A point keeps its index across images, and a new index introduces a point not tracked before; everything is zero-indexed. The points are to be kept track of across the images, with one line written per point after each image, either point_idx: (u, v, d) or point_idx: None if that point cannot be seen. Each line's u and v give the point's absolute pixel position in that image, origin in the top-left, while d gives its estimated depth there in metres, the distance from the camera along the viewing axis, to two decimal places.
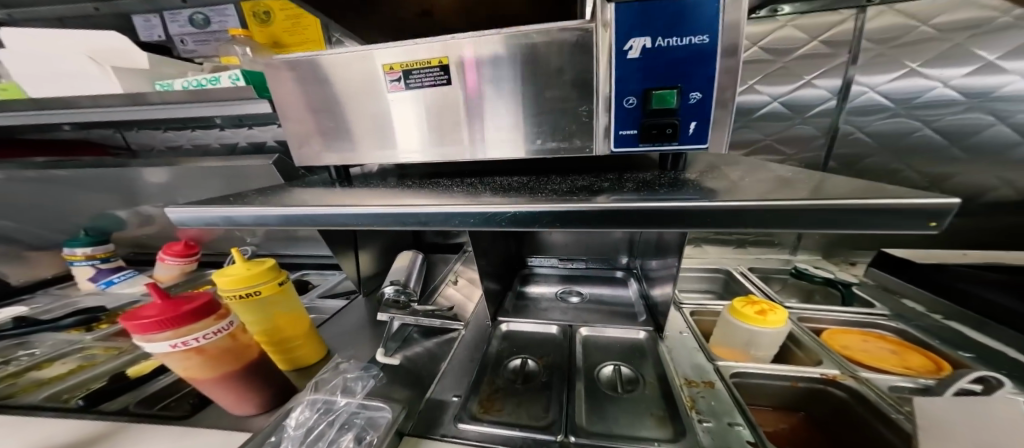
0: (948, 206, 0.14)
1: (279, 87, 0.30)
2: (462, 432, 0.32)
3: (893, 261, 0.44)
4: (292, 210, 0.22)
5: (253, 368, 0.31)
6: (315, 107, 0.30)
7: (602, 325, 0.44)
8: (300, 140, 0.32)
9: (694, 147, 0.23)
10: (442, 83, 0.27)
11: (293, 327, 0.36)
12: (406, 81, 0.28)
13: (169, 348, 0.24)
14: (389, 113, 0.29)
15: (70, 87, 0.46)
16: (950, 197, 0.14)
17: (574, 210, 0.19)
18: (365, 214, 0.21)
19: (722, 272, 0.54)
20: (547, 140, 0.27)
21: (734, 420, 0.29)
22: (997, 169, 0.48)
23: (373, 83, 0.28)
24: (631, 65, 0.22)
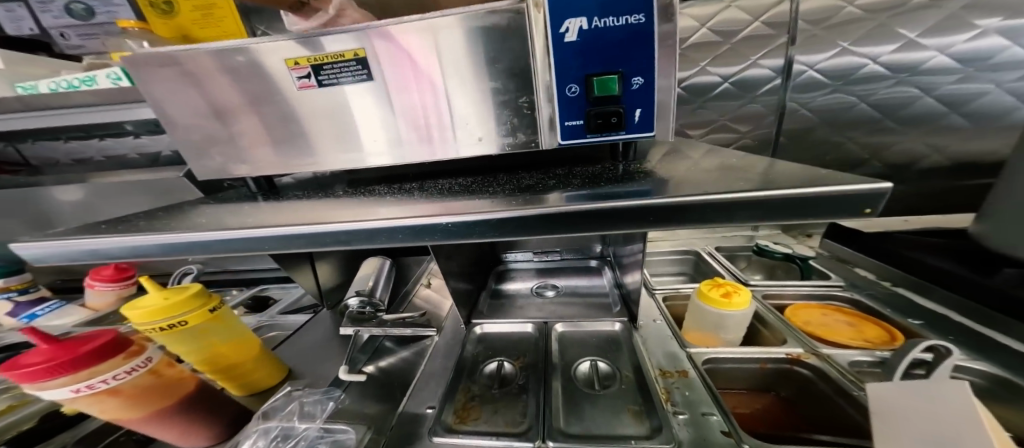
0: (879, 192, 0.14)
1: (157, 89, 0.26)
2: (439, 446, 0.30)
3: (846, 231, 0.46)
4: (187, 236, 0.19)
5: (193, 403, 0.27)
6: (213, 111, 0.27)
7: (577, 320, 0.44)
8: (198, 149, 0.29)
9: (642, 135, 0.22)
10: (363, 79, 0.24)
11: (240, 353, 0.32)
12: (317, 77, 0.25)
13: (71, 393, 0.20)
14: (301, 114, 0.26)
15: None
16: (882, 181, 0.13)
17: (518, 216, 0.16)
18: (283, 236, 0.18)
19: (692, 254, 0.54)
20: (489, 136, 0.25)
21: (709, 409, 0.29)
22: (927, 136, 0.51)
23: (277, 81, 0.25)
24: (569, 50, 0.19)
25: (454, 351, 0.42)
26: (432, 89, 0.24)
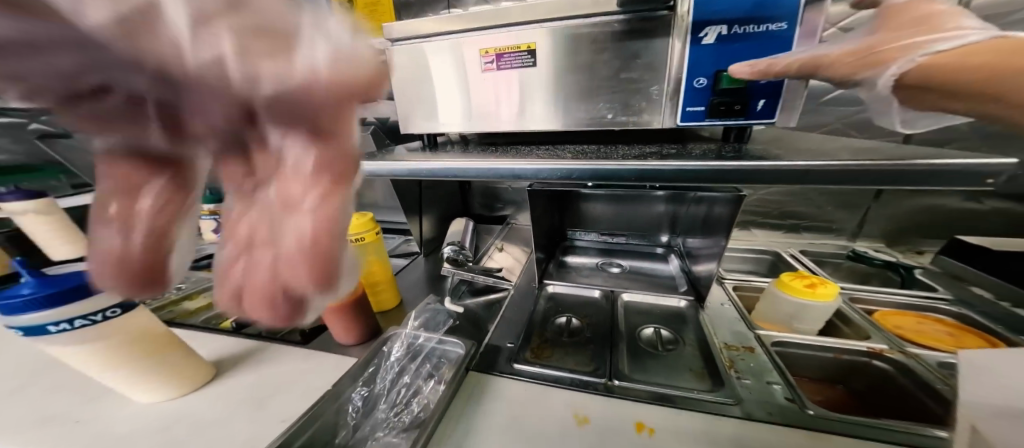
0: (1002, 167, 0.18)
1: (397, 66, 0.35)
2: (519, 370, 0.36)
3: (966, 248, 0.42)
4: (416, 165, 0.29)
5: (361, 302, 0.37)
6: (422, 82, 0.35)
7: (642, 293, 0.48)
8: (406, 110, 0.37)
9: (762, 121, 0.25)
10: (528, 66, 0.31)
11: (380, 273, 0.44)
12: (498, 63, 0.32)
13: None
14: (483, 90, 0.33)
15: None
16: (1007, 160, 0.18)
17: (652, 168, 0.24)
18: (475, 168, 0.28)
19: (770, 254, 0.54)
20: (617, 115, 0.30)
21: (773, 379, 0.32)
22: None
23: (468, 65, 0.32)
24: (705, 50, 0.25)
25: (529, 300, 0.50)
26: (508, 89, 0.32)
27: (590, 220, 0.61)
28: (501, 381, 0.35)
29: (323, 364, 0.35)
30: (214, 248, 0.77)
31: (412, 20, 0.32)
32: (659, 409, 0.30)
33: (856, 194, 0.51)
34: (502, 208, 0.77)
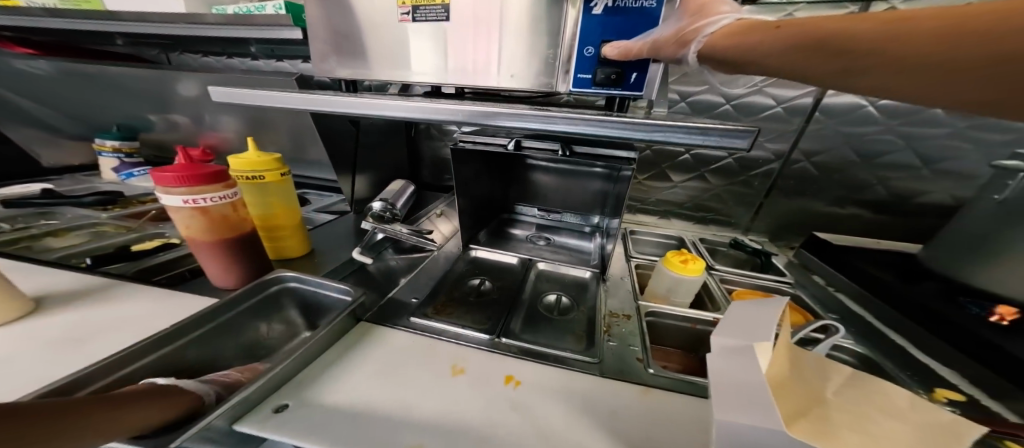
0: (748, 132, 0.21)
1: (314, 10, 0.38)
2: (415, 323, 0.37)
3: (817, 243, 0.50)
4: (307, 100, 0.33)
5: (248, 244, 0.34)
6: (342, 29, 0.38)
7: (558, 263, 0.51)
8: (322, 55, 0.40)
9: (634, 94, 0.29)
10: (443, 20, 0.33)
11: (284, 218, 0.41)
12: (414, 15, 0.34)
13: (182, 202, 0.29)
14: (403, 41, 0.36)
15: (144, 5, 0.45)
16: (748, 126, 0.21)
17: (534, 121, 0.27)
18: (380, 107, 0.30)
19: (677, 240, 0.59)
20: (519, 75, 0.32)
21: (633, 342, 0.36)
22: None
23: (389, 15, 0.35)
24: (594, 19, 0.28)
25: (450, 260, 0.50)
26: (487, 41, 0.32)
27: (537, 196, 0.62)
28: (392, 332, 0.35)
29: (187, 305, 0.33)
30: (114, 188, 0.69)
31: None
32: (531, 364, 0.33)
33: (751, 193, 0.57)
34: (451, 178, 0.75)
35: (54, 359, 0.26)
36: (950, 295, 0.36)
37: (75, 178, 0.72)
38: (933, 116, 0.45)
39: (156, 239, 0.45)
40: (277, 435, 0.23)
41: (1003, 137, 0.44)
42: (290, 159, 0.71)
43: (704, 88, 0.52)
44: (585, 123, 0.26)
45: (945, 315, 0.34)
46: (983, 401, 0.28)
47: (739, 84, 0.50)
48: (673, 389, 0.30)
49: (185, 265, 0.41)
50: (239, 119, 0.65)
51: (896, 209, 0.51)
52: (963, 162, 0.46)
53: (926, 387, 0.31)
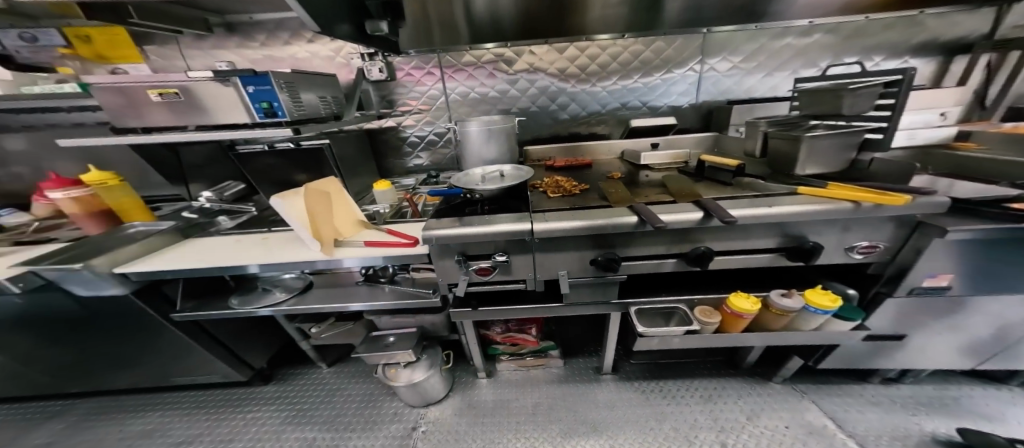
0: (525, 176, 1.10)
1: (471, 132, 1.30)
2: (417, 219, 1.19)
3: (629, 173, 1.31)
4: (467, 147, 1.34)
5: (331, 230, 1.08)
6: (472, 143, 1.32)
7: (482, 174, 1.21)
8: (466, 132, 1.30)
9: (516, 167, 1.21)
10: (490, 137, 1.31)
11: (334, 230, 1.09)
12: (480, 129, 1.29)
13: (346, 249, 1.05)
14: (473, 137, 1.31)
15: (209, 110, 1.12)
16: (524, 176, 1.10)
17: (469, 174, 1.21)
18: (481, 151, 1.33)
19: (561, 180, 1.25)
20: (503, 157, 1.35)
21: (541, 196, 1.13)
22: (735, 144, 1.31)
23: (477, 135, 1.30)
24: (492, 137, 1.30)
25: (451, 194, 1.16)
26: (478, 140, 1.31)
27: (489, 160, 1.35)
28: (396, 223, 1.18)
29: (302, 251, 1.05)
30: (374, 126, 1.73)
31: (480, 120, 1.29)
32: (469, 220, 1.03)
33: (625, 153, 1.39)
34: (438, 177, 1.63)
35: (289, 252, 1.05)
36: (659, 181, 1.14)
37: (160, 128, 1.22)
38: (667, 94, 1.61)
39: (398, 184, 1.70)
40: (350, 257, 1.01)
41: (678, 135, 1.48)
42: (407, 142, 1.79)
43: (506, 124, 1.31)
44: (487, 140, 1.31)
45: (642, 188, 1.10)
46: (656, 187, 1.09)
47: (516, 169, 1.18)
48: (512, 215, 0.98)
49: (407, 184, 1.69)
50: (435, 111, 1.72)
51: (657, 152, 1.36)
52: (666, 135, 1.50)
53: (646, 188, 1.09)
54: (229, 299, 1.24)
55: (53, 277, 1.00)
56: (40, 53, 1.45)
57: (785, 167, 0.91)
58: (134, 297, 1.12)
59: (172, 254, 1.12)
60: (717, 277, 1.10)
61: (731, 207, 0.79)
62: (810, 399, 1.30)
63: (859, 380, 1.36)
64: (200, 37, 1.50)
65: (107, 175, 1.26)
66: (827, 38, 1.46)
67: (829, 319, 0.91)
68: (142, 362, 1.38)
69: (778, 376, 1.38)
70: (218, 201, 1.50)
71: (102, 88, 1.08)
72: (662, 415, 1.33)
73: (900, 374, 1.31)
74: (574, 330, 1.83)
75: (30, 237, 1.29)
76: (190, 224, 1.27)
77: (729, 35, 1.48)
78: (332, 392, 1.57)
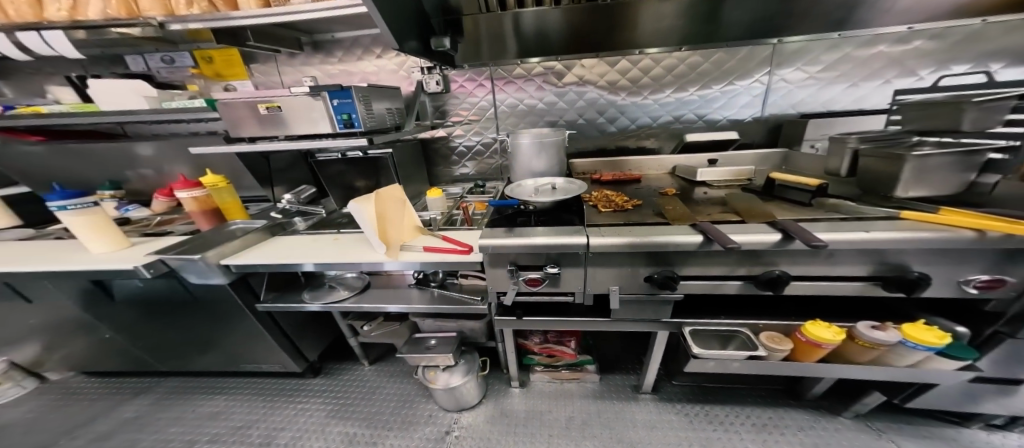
0: (580, 189, 1.12)
1: (523, 143, 1.32)
2: (470, 227, 1.23)
3: (686, 188, 1.27)
4: (517, 157, 1.37)
5: (396, 233, 1.15)
6: (523, 155, 1.35)
7: (533, 183, 1.26)
8: (518, 143, 1.34)
9: (568, 182, 1.23)
10: (540, 149, 1.32)
11: (399, 233, 1.16)
12: (531, 140, 1.31)
13: (408, 252, 1.11)
14: (523, 147, 1.33)
15: (299, 120, 1.29)
16: (578, 190, 1.12)
17: (520, 184, 1.26)
18: (531, 162, 1.35)
19: (614, 194, 1.25)
20: (553, 168, 1.36)
21: (593, 209, 1.13)
22: (810, 164, 1.22)
23: (528, 146, 1.32)
24: (543, 149, 1.32)
25: (505, 205, 1.18)
26: (528, 151, 1.33)
27: (538, 170, 1.36)
28: (449, 229, 1.23)
29: (364, 252, 1.12)
30: (428, 135, 1.84)
31: (531, 131, 1.32)
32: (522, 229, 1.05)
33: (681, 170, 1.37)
34: (484, 188, 1.68)
35: (353, 251, 1.13)
36: (720, 198, 1.09)
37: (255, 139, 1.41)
38: (724, 108, 1.57)
39: (447, 192, 1.78)
40: (407, 260, 1.06)
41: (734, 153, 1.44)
42: (457, 153, 1.88)
43: (556, 135, 1.32)
44: (537, 151, 1.33)
45: (702, 204, 1.06)
46: (717, 202, 1.06)
47: (570, 184, 1.20)
48: (565, 227, 0.98)
49: (456, 192, 1.76)
50: (484, 121, 1.78)
51: (715, 168, 1.31)
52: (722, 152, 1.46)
53: (705, 203, 1.06)
54: (302, 293, 1.36)
55: (175, 265, 1.16)
56: (177, 73, 1.80)
57: (879, 187, 0.84)
58: (232, 288, 1.25)
59: (267, 248, 1.24)
60: (786, 303, 1.01)
61: (820, 231, 0.74)
62: (889, 441, 1.15)
63: (953, 423, 1.18)
64: (292, 55, 1.73)
65: (219, 178, 1.47)
66: (930, 45, 1.31)
67: (931, 357, 0.80)
68: (217, 344, 1.52)
69: (847, 413, 1.24)
70: (296, 203, 1.66)
71: (223, 104, 1.29)
72: (707, 440, 1.23)
73: (1007, 420, 1.12)
74: (611, 346, 1.76)
75: (152, 229, 1.55)
76: (276, 224, 1.41)
77: (797, 44, 1.40)
78: (373, 390, 1.63)
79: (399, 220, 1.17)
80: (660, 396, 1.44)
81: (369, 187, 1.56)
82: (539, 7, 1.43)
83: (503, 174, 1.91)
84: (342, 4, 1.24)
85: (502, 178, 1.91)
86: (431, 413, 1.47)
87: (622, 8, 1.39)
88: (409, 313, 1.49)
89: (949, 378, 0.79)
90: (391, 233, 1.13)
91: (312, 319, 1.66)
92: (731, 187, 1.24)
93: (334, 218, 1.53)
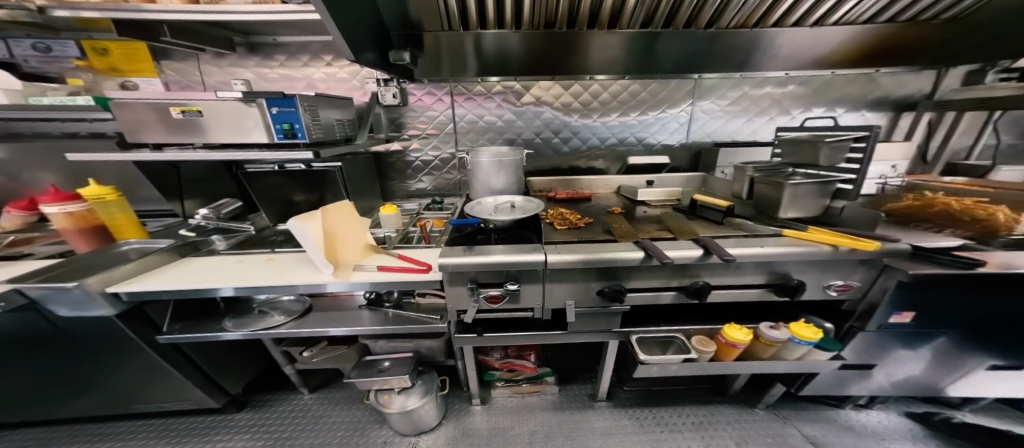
0: (538, 207, 1.19)
1: (482, 162, 1.37)
2: (429, 245, 1.21)
3: (628, 207, 1.42)
4: (477, 175, 1.40)
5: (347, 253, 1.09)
6: (482, 173, 1.39)
7: (493, 201, 1.30)
8: (477, 162, 1.38)
9: (524, 200, 1.30)
10: (499, 168, 1.38)
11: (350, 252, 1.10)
12: (489, 159, 1.36)
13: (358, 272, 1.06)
14: (482, 166, 1.38)
15: (228, 127, 1.16)
16: (536, 209, 1.18)
17: (479, 203, 1.29)
18: (489, 180, 1.40)
19: (567, 212, 1.34)
20: (511, 186, 1.42)
21: (549, 227, 1.21)
22: (721, 186, 1.46)
23: (488, 165, 1.37)
24: (501, 167, 1.38)
25: (465, 223, 1.20)
26: (487, 171, 1.38)
27: (497, 188, 1.41)
28: (408, 247, 1.21)
29: (311, 274, 1.04)
30: (382, 149, 1.79)
31: (490, 150, 1.37)
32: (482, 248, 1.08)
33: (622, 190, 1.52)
34: (443, 205, 1.67)
35: (298, 274, 1.04)
36: (656, 217, 1.25)
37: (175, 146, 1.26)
38: (657, 133, 1.79)
39: (403, 208, 1.74)
40: (360, 280, 1.02)
41: (666, 175, 1.66)
42: (413, 167, 1.85)
43: (515, 154, 1.38)
44: (496, 170, 1.38)
45: (643, 222, 1.20)
46: (653, 221, 1.21)
47: (527, 202, 1.27)
48: (524, 245, 1.03)
49: (413, 208, 1.72)
50: (441, 136, 1.79)
51: (651, 190, 1.49)
52: (657, 174, 1.67)
53: (644, 222, 1.20)
54: (223, 321, 1.17)
55: (36, 295, 0.95)
56: (54, 63, 1.49)
57: (768, 209, 1.04)
58: (119, 318, 1.05)
59: (170, 273, 1.07)
60: (709, 308, 1.19)
61: (728, 246, 0.89)
62: (792, 425, 1.39)
63: (834, 405, 1.45)
64: (220, 55, 1.56)
65: (109, 190, 1.23)
66: (800, 89, 1.66)
67: (812, 349, 1.00)
68: (99, 389, 1.25)
69: (762, 402, 1.46)
70: (214, 220, 1.42)
71: (114, 104, 1.13)
72: (656, 442, 1.36)
73: (868, 399, 1.42)
74: (568, 357, 1.85)
75: (7, 254, 1.23)
76: (187, 242, 1.23)
77: (713, 82, 1.67)
78: (314, 421, 1.48)
79: (351, 239, 1.12)
80: (613, 401, 1.56)
81: (313, 201, 1.46)
82: (500, 30, 1.48)
83: (460, 189, 1.92)
84: (292, 9, 1.18)
85: (459, 194, 1.93)
86: (386, 439, 1.39)
87: (576, 37, 1.51)
88: (359, 335, 1.41)
89: (825, 366, 0.99)
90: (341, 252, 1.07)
91: (237, 345, 1.44)
92: (664, 206, 1.43)
93: (266, 236, 1.39)
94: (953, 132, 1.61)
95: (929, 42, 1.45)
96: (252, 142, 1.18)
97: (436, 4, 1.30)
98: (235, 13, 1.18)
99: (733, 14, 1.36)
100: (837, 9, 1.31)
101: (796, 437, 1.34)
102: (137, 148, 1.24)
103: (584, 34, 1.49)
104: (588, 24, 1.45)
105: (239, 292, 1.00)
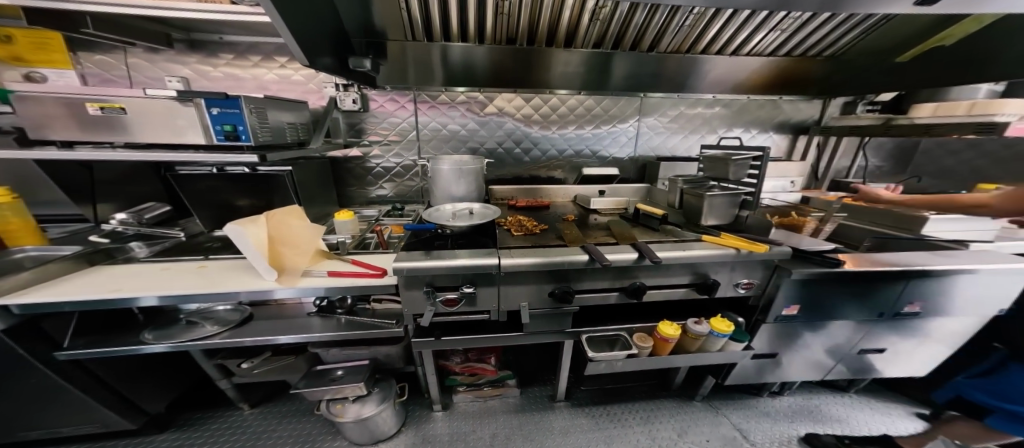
0: (495, 214, 1.26)
1: (442, 169, 1.41)
2: (387, 251, 1.23)
3: (581, 215, 1.54)
4: (437, 182, 1.44)
5: (294, 258, 1.06)
6: (442, 181, 1.43)
7: (454, 206, 1.35)
8: (438, 169, 1.42)
9: (483, 207, 1.35)
10: (459, 176, 1.42)
11: (298, 257, 1.07)
12: (448, 166, 1.40)
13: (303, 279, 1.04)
14: (441, 173, 1.42)
15: (161, 126, 1.10)
16: (494, 215, 1.24)
17: (438, 209, 1.32)
18: (448, 187, 1.44)
19: (523, 219, 1.42)
20: (473, 194, 1.47)
21: (506, 233, 1.27)
22: (661, 196, 1.63)
23: (448, 173, 1.41)
24: (460, 175, 1.42)
25: (423, 229, 1.23)
26: (447, 178, 1.42)
27: (457, 195, 1.46)
28: (366, 253, 1.21)
29: (255, 281, 1.01)
30: (339, 154, 1.76)
31: (451, 158, 1.42)
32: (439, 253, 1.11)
33: None
34: (404, 212, 1.68)
35: (240, 281, 1.01)
36: (602, 224, 1.37)
37: (94, 145, 1.15)
38: (608, 146, 1.95)
39: (362, 215, 1.72)
40: (310, 286, 1.01)
41: (613, 186, 1.81)
42: (372, 173, 1.83)
43: (474, 162, 1.44)
44: (456, 177, 1.42)
45: (589, 229, 1.31)
46: (601, 227, 1.32)
47: (487, 208, 1.33)
48: (478, 250, 1.09)
49: (371, 215, 1.71)
50: (402, 143, 1.80)
51: (600, 200, 1.62)
52: (606, 185, 1.82)
53: (593, 229, 1.31)
54: (142, 332, 1.09)
55: None
56: None
57: (693, 218, 1.20)
58: (4, 337, 0.93)
59: (79, 283, 0.98)
60: (648, 308, 1.32)
61: (658, 250, 1.01)
62: (723, 413, 1.55)
63: (754, 394, 1.66)
64: (154, 50, 1.46)
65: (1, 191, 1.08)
66: (725, 113, 1.90)
67: (729, 341, 1.16)
68: None
69: (699, 393, 1.61)
70: (135, 225, 1.31)
71: (15, 97, 1.02)
72: (609, 438, 1.45)
73: (780, 386, 1.64)
74: (529, 360, 1.91)
75: None
76: (99, 249, 1.13)
77: (656, 100, 1.85)
78: (253, 439, 1.39)
79: (299, 245, 1.09)
80: (569, 401, 1.63)
81: (258, 206, 1.40)
82: (466, 44, 1.53)
83: (421, 196, 1.93)
84: (241, 10, 1.16)
85: (419, 200, 1.94)
86: None
87: (538, 54, 1.59)
88: (310, 344, 1.36)
89: (738, 354, 1.15)
90: (285, 258, 1.04)
91: (160, 364, 1.31)
92: (612, 214, 1.56)
93: (200, 242, 1.31)
94: (835, 154, 1.95)
95: (817, 77, 1.76)
96: (191, 143, 1.12)
97: (400, 13, 1.34)
98: (177, 9, 1.13)
99: (670, 39, 1.54)
100: (749, 40, 1.55)
101: (726, 424, 1.50)
102: (40, 145, 1.12)
103: (545, 51, 1.58)
104: (547, 41, 1.55)
105: (163, 302, 0.95)
